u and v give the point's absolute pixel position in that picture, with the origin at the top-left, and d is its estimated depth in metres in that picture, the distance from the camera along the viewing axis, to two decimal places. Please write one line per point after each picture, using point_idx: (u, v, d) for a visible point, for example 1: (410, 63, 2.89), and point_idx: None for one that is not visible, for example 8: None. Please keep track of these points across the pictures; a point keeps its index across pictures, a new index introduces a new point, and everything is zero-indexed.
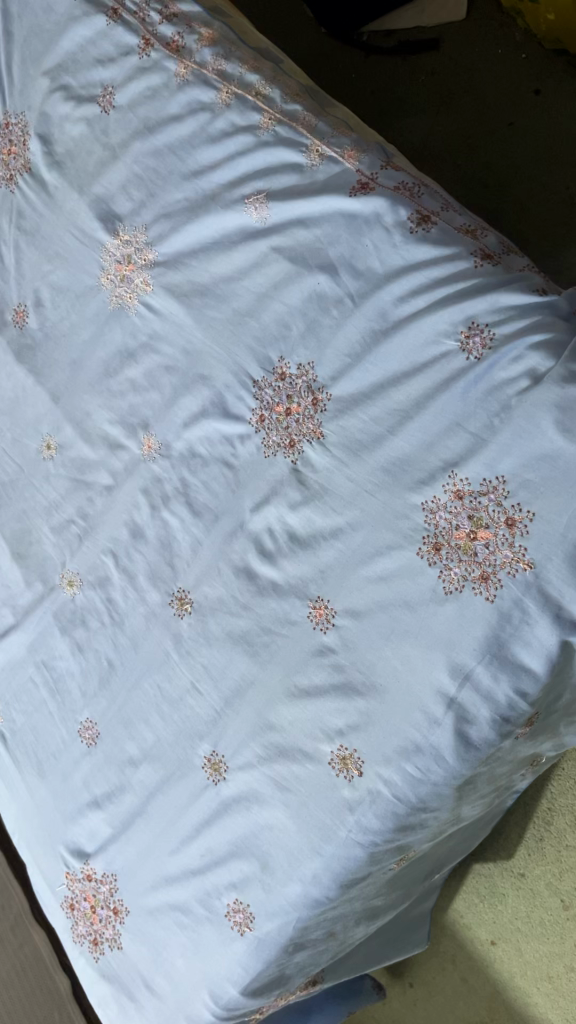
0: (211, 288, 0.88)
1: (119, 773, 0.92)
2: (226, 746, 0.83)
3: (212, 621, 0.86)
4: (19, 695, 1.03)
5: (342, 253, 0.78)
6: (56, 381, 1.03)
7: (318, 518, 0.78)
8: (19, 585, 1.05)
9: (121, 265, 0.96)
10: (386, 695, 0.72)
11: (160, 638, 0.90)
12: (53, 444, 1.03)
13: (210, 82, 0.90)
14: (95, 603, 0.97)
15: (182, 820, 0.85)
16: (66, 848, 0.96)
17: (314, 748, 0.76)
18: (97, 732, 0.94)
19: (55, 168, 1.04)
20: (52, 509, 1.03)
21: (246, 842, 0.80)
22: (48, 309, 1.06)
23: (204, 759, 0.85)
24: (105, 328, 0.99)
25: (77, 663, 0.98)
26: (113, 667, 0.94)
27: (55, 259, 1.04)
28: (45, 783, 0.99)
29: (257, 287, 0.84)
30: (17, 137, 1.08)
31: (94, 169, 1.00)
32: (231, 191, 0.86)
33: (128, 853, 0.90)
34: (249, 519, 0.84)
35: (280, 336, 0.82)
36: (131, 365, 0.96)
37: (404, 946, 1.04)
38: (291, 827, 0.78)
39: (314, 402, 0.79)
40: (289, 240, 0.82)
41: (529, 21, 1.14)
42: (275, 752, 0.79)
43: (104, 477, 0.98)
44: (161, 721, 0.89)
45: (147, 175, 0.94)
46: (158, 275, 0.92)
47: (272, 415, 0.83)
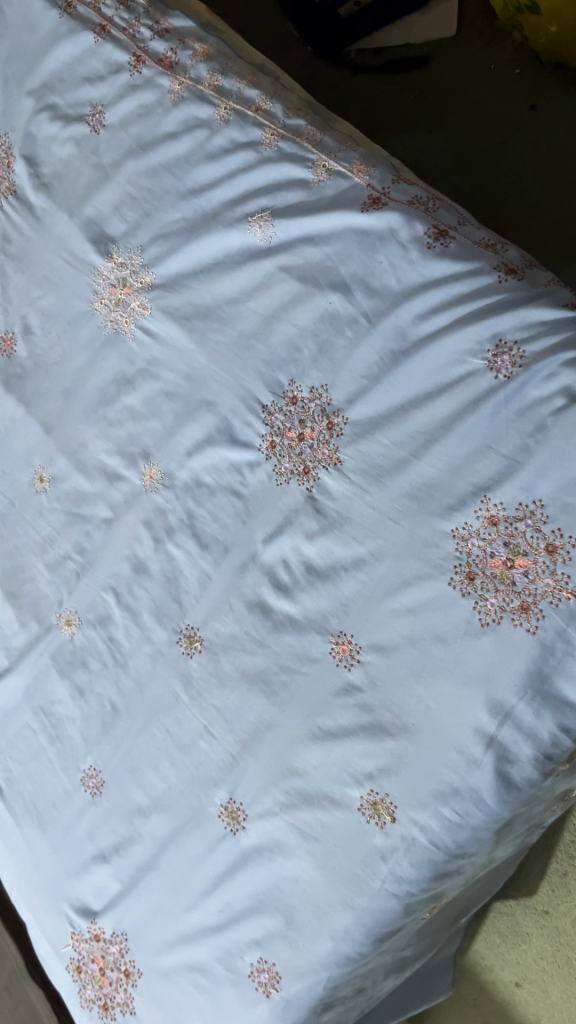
0: (213, 310, 0.84)
1: (126, 825, 0.86)
2: (244, 792, 0.78)
3: (224, 660, 0.81)
4: (14, 743, 0.97)
5: (355, 271, 0.75)
6: (48, 410, 0.99)
7: (337, 548, 0.74)
8: (12, 625, 0.99)
9: (116, 288, 0.93)
10: (419, 735, 0.68)
11: (168, 679, 0.85)
12: (46, 476, 0.99)
13: (207, 98, 0.86)
14: (95, 643, 0.92)
15: (198, 874, 0.80)
16: (70, 907, 0.89)
17: (341, 793, 0.72)
18: (102, 781, 0.89)
19: (42, 190, 1.00)
20: (46, 545, 0.98)
21: (269, 895, 0.75)
22: (36, 335, 1.01)
23: (220, 808, 0.79)
24: (99, 354, 0.94)
25: (77, 707, 0.92)
26: (116, 711, 0.89)
27: (44, 284, 1.00)
28: (46, 836, 0.93)
29: (263, 309, 0.81)
30: (1, 159, 1.04)
31: (84, 190, 0.96)
32: (233, 209, 0.83)
33: (139, 910, 0.84)
34: (261, 550, 0.80)
35: (290, 359, 0.79)
36: (129, 392, 0.92)
37: (425, 989, 0.99)
38: (319, 878, 0.73)
39: (329, 426, 0.76)
40: (298, 259, 0.78)
41: (527, 34, 1.12)
42: (299, 798, 0.74)
43: (102, 510, 0.93)
44: (172, 767, 0.84)
45: (142, 196, 0.91)
46: (157, 299, 0.89)
47: (284, 441, 0.79)
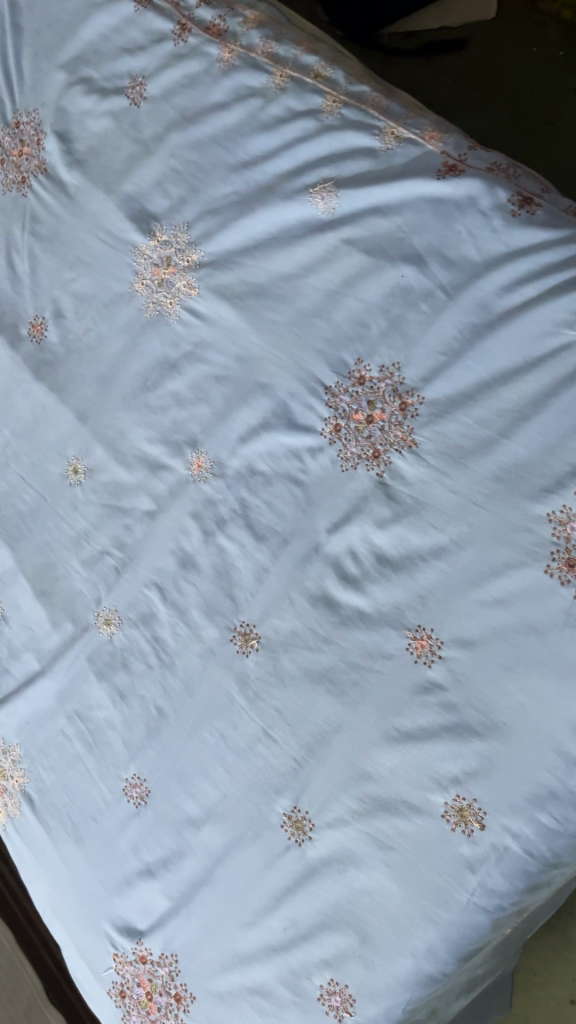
0: (269, 287, 0.79)
1: (175, 837, 0.80)
2: (311, 799, 0.73)
3: (284, 659, 0.76)
4: (47, 752, 0.91)
5: (430, 241, 0.71)
6: (83, 398, 0.93)
7: (413, 536, 0.69)
8: (44, 626, 0.93)
9: (159, 268, 0.88)
10: (512, 734, 0.64)
11: (221, 680, 0.80)
12: (81, 468, 0.93)
13: (260, 66, 0.82)
14: (138, 644, 0.87)
15: (258, 888, 0.74)
16: (112, 926, 0.83)
17: (422, 799, 0.67)
18: (147, 791, 0.83)
19: (76, 167, 0.95)
20: (81, 541, 0.92)
21: (341, 911, 0.70)
22: (69, 320, 0.95)
23: (283, 817, 0.74)
24: (140, 337, 0.89)
25: (118, 712, 0.87)
26: (163, 715, 0.83)
27: (77, 266, 0.94)
28: (84, 851, 0.86)
29: (325, 284, 0.76)
30: (29, 135, 0.98)
31: (123, 165, 0.91)
32: (291, 181, 0.78)
33: (191, 929, 0.78)
34: (325, 540, 0.75)
35: (356, 337, 0.74)
36: (174, 377, 0.87)
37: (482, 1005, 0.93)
38: (397, 892, 0.67)
39: (402, 407, 0.71)
40: (365, 231, 0.74)
41: None
42: (374, 805, 0.69)
43: (144, 502, 0.88)
44: (226, 775, 0.78)
45: (187, 170, 0.86)
46: (205, 277, 0.84)
47: (350, 424, 0.74)
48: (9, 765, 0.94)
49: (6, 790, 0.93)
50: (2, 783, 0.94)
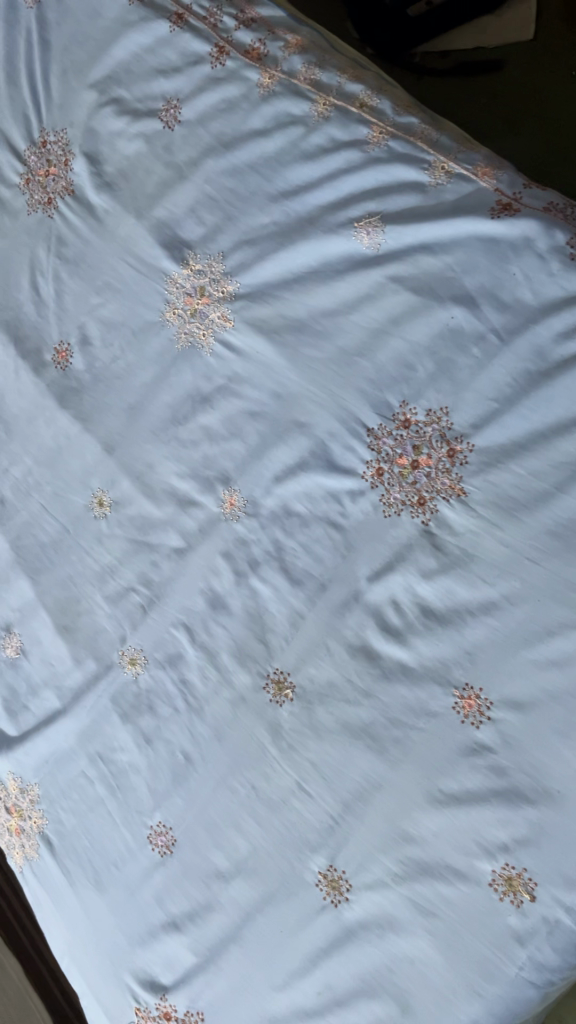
0: (309, 323, 0.77)
1: (202, 890, 0.78)
2: (348, 858, 0.70)
3: (321, 711, 0.73)
4: (67, 793, 0.88)
5: (482, 282, 0.69)
6: (110, 428, 0.91)
7: (460, 588, 0.67)
8: (65, 662, 0.90)
9: (192, 297, 0.85)
10: (566, 802, 0.62)
11: (252, 729, 0.77)
12: (107, 500, 0.90)
13: (303, 93, 0.79)
14: (164, 686, 0.84)
15: (290, 949, 0.72)
16: (135, 979, 0.80)
17: (469, 866, 0.65)
18: (173, 840, 0.80)
19: (105, 190, 0.92)
20: (105, 575, 0.89)
21: (379, 977, 0.68)
22: (96, 347, 0.93)
23: (318, 876, 0.71)
24: (171, 369, 0.87)
25: (143, 756, 0.84)
26: (190, 762, 0.81)
27: (105, 292, 0.92)
28: (106, 898, 0.83)
29: (369, 323, 0.74)
30: (56, 155, 0.95)
31: (155, 190, 0.88)
32: (334, 213, 0.76)
33: (218, 988, 0.75)
34: (366, 589, 0.72)
35: (402, 379, 0.72)
36: (206, 411, 0.84)
37: None
38: (440, 960, 0.65)
39: (450, 453, 0.69)
40: (414, 271, 0.72)
41: None
42: (416, 869, 0.67)
43: (173, 538, 0.85)
44: (258, 827, 0.75)
45: (223, 198, 0.83)
46: (241, 309, 0.81)
47: (393, 468, 0.72)
48: (26, 805, 0.90)
49: (23, 831, 0.90)
50: (19, 823, 0.91)
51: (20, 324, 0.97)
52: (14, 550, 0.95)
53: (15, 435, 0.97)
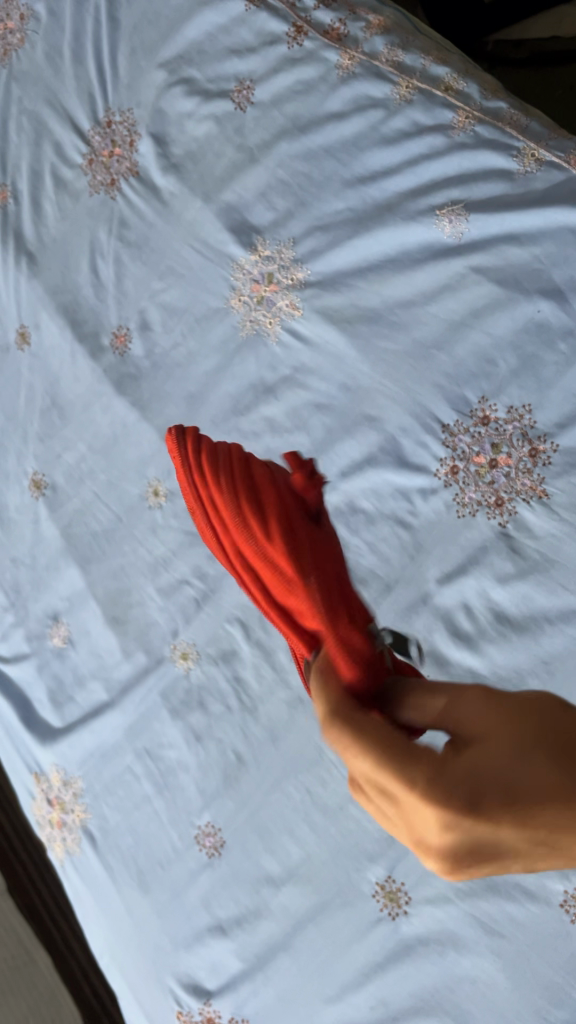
0: (383, 314, 0.75)
1: (251, 895, 0.75)
2: (407, 870, 0.68)
3: None
4: (112, 789, 0.86)
5: (572, 276, 0.66)
6: (168, 417, 0.89)
7: (539, 595, 0.65)
8: (115, 654, 0.88)
9: (259, 283, 0.82)
10: None
11: (310, 731, 0.76)
12: (162, 491, 0.89)
13: (385, 74, 0.76)
14: (217, 683, 0.81)
15: (345, 960, 0.70)
16: (177, 983, 0.78)
17: (539, 886, 0.62)
18: (222, 842, 0.78)
19: (171, 171, 0.89)
20: (159, 567, 0.87)
21: (438, 996, 0.65)
22: (156, 333, 0.90)
23: (376, 887, 0.69)
24: (234, 358, 0.84)
25: (193, 754, 0.82)
26: (242, 763, 0.79)
27: (168, 277, 0.89)
28: (149, 898, 0.81)
29: (448, 315, 0.71)
30: (121, 135, 0.91)
31: (224, 174, 0.86)
32: (415, 200, 0.73)
33: (265, 996, 0.73)
34: (435, 591, 0.69)
35: (482, 374, 0.69)
36: (269, 402, 0.81)
37: None
38: (504, 983, 0.63)
39: (532, 452, 0.66)
40: (497, 260, 0.69)
41: None
42: (483, 886, 0.64)
43: None
44: (313, 834, 0.73)
45: (296, 183, 0.81)
46: (311, 298, 0.79)
47: (469, 466, 0.69)
48: (69, 799, 0.88)
49: (65, 825, 0.88)
50: (60, 816, 0.88)
51: (78, 306, 0.95)
52: (65, 538, 0.94)
53: (69, 420, 0.95)
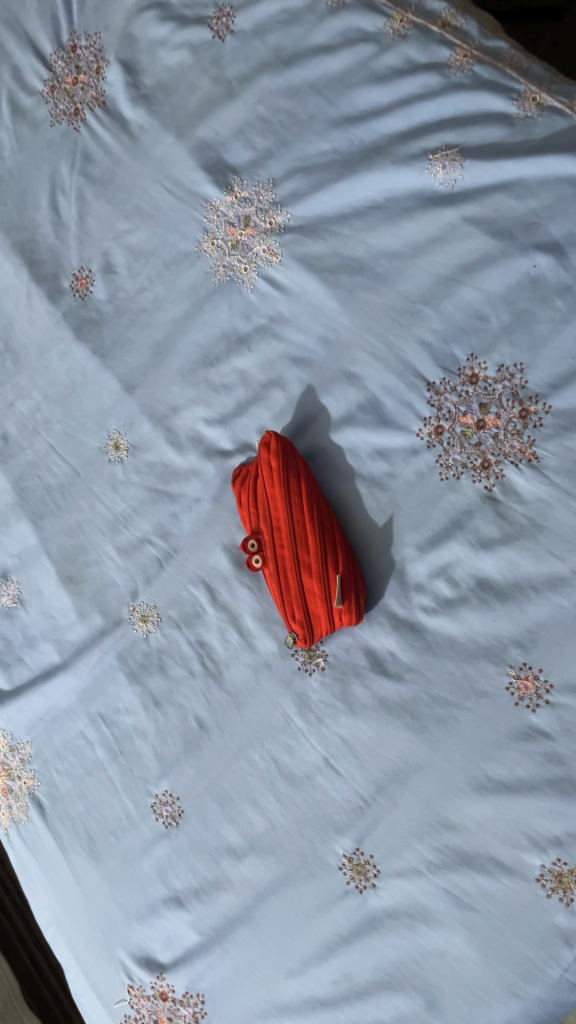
0: (367, 264, 0.71)
1: (211, 866, 0.73)
2: (377, 842, 0.65)
3: (356, 685, 0.68)
4: (63, 754, 0.82)
5: (572, 230, 0.63)
6: (132, 366, 0.83)
7: (525, 562, 0.62)
8: (68, 615, 0.84)
9: (234, 227, 0.78)
10: None
11: (277, 698, 0.72)
12: (123, 444, 0.84)
13: (377, 7, 0.71)
14: (179, 648, 0.78)
15: (307, 934, 0.67)
16: (128, 956, 0.75)
17: (515, 859, 0.60)
18: (180, 811, 0.75)
19: (141, 103, 0.82)
20: (118, 525, 0.83)
21: (405, 969, 0.63)
22: (121, 276, 0.85)
23: (343, 859, 0.66)
24: (205, 304, 0.80)
25: (151, 721, 0.78)
26: (204, 730, 0.75)
27: (135, 216, 0.84)
28: (100, 867, 0.78)
29: (437, 268, 0.67)
30: (87, 62, 0.84)
31: (198, 108, 0.79)
32: (406, 143, 0.69)
33: (223, 969, 0.71)
34: (412, 562, 0.67)
35: (471, 329, 0.66)
36: (242, 353, 0.77)
37: None
38: (474, 957, 0.61)
39: (522, 414, 0.64)
40: (491, 211, 0.65)
41: None
42: (455, 859, 0.62)
43: (195, 490, 0.79)
44: (277, 805, 0.70)
45: (278, 120, 0.76)
46: (291, 244, 0.74)
47: (455, 427, 0.66)
48: (16, 764, 0.84)
49: (10, 792, 0.84)
50: (5, 783, 0.84)
51: (35, 245, 0.88)
52: (16, 492, 0.88)
53: (23, 367, 0.89)
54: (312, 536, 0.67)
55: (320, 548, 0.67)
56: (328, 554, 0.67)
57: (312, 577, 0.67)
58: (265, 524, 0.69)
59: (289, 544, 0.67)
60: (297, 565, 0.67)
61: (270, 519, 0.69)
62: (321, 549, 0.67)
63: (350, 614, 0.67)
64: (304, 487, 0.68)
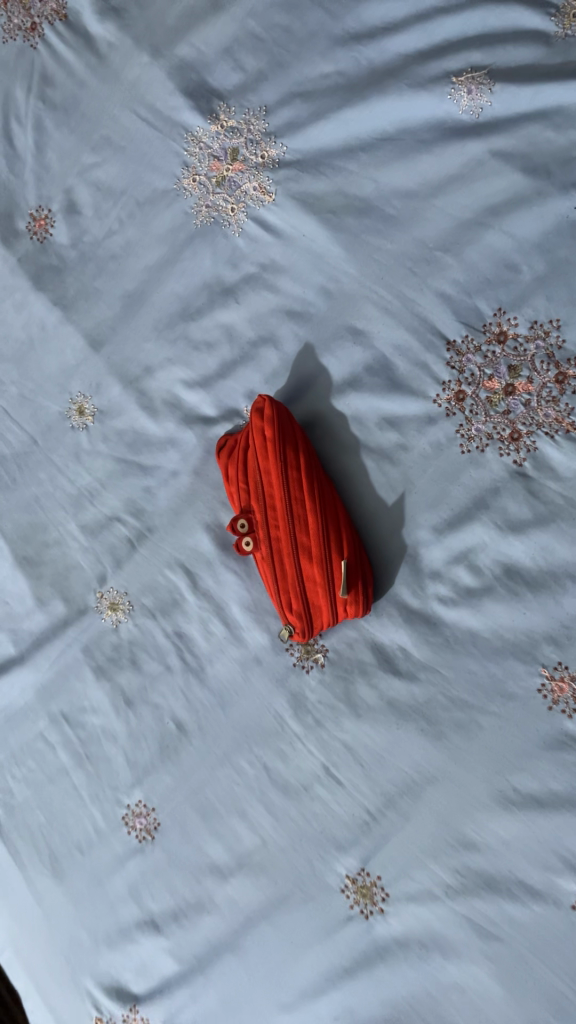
0: (376, 205, 0.62)
1: (191, 886, 0.64)
2: (385, 862, 0.58)
3: (361, 684, 0.60)
4: (20, 759, 0.73)
5: None
6: (99, 320, 0.73)
7: (561, 547, 0.55)
8: (26, 603, 0.74)
9: (219, 161, 0.68)
10: None
11: (268, 697, 0.64)
12: (89, 409, 0.74)
13: None
14: (154, 640, 0.69)
15: (303, 963, 0.59)
16: (96, 985, 0.67)
17: (547, 884, 0.53)
18: (156, 824, 0.67)
19: (111, 17, 0.71)
20: (83, 500, 0.73)
21: (417, 1005, 0.56)
22: (87, 218, 0.74)
23: (345, 881, 0.59)
24: (184, 249, 0.70)
25: (122, 721, 0.69)
26: (184, 733, 0.67)
27: (103, 148, 0.73)
28: (63, 885, 0.69)
29: (458, 210, 0.59)
30: None
31: (178, 22, 0.69)
32: (424, 65, 0.60)
33: (206, 1002, 0.63)
34: (427, 546, 0.59)
35: (500, 281, 0.58)
36: (228, 305, 0.68)
37: None
38: (498, 993, 0.53)
39: (559, 378, 0.56)
40: (524, 145, 0.57)
41: None
42: (477, 882, 0.55)
43: (173, 461, 0.70)
44: (269, 819, 0.62)
45: (272, 37, 0.65)
46: (286, 181, 0.65)
47: (480, 393, 0.58)
48: None
49: None
50: None
51: None
52: None
53: None
54: (312, 516, 0.59)
55: (321, 530, 0.58)
56: (332, 537, 0.58)
57: (312, 564, 0.59)
58: (257, 503, 0.60)
59: (285, 526, 0.59)
60: (295, 550, 0.59)
61: (263, 497, 0.60)
62: (323, 530, 0.58)
63: (356, 605, 0.59)
64: (303, 459, 0.60)
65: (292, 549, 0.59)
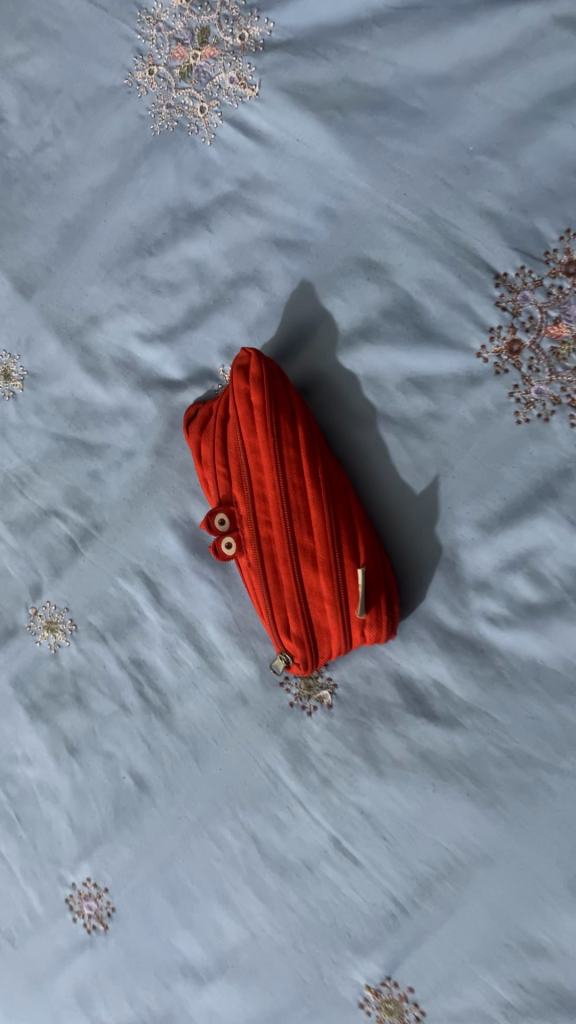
0: (397, 97, 0.46)
1: (157, 993, 0.50)
2: (420, 971, 0.43)
3: (382, 732, 0.46)
4: None
5: None
6: (30, 259, 0.57)
7: None
8: None
9: (182, 46, 0.50)
10: None
11: (257, 749, 0.49)
12: (17, 375, 0.58)
13: None
14: (104, 670, 0.54)
15: None
16: None
17: None
18: (110, 911, 0.51)
19: None
20: (11, 491, 0.58)
21: None
22: (13, 127, 0.57)
23: (365, 995, 0.45)
24: (140, 163, 0.53)
25: (65, 775, 0.54)
26: (145, 791, 0.51)
27: (32, 34, 0.55)
28: None
29: (509, 99, 0.43)
30: None
31: None
32: None
33: None
34: (471, 547, 0.44)
35: (569, 192, 0.42)
36: (197, 235, 0.52)
37: None
38: None
39: None
40: None
41: None
42: (550, 1002, 0.41)
43: (127, 437, 0.54)
44: (261, 909, 0.47)
45: None
46: (272, 68, 0.48)
47: (541, 342, 0.43)
48: None
49: None
50: None
51: None
52: None
53: None
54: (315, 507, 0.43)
55: (329, 527, 0.43)
56: (342, 533, 0.43)
57: (317, 571, 0.44)
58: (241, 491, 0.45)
59: (280, 520, 0.44)
60: (293, 552, 0.44)
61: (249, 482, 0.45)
62: (330, 524, 0.43)
63: (375, 621, 0.44)
64: (301, 431, 0.44)
65: (290, 550, 0.44)
